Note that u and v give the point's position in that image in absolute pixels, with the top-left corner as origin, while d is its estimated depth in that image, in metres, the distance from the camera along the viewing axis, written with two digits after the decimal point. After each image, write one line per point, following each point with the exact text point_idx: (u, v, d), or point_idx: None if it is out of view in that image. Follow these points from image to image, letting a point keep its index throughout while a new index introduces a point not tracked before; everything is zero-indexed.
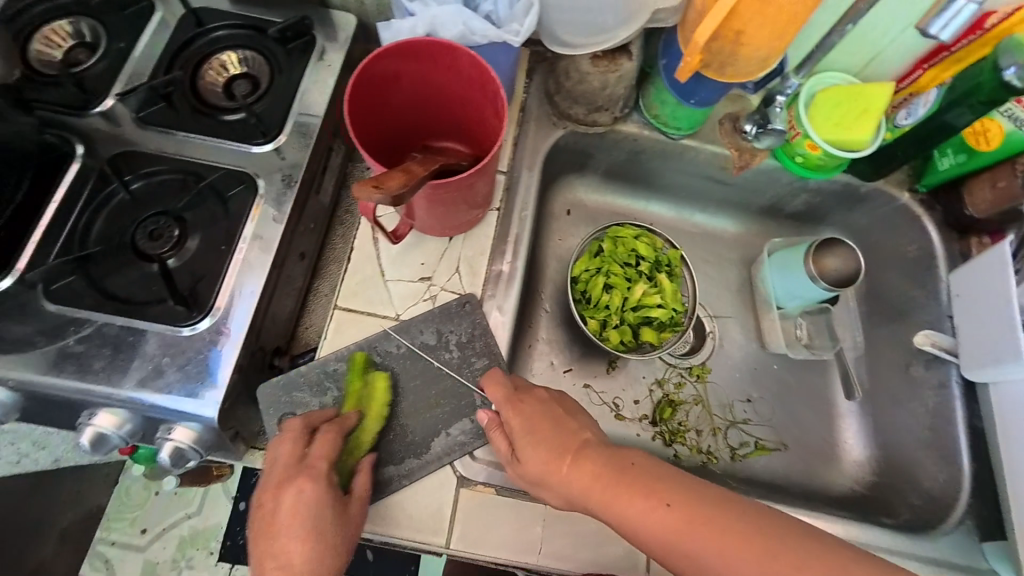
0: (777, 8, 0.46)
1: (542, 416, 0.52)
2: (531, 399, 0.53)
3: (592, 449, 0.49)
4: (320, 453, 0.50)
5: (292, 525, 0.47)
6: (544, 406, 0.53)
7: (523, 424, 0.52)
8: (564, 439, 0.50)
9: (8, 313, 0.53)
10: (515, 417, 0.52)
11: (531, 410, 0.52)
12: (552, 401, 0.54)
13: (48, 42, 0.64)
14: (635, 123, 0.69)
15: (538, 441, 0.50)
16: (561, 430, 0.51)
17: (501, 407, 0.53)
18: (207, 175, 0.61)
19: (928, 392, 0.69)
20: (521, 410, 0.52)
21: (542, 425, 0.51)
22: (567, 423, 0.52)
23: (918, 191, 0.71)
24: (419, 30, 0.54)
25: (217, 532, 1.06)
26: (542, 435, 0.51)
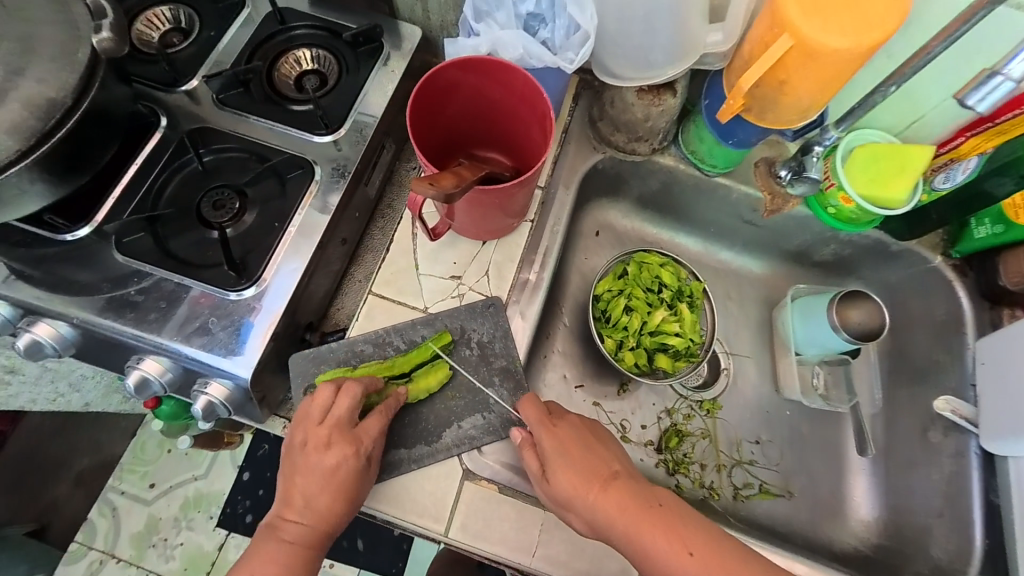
0: (821, 65, 0.48)
1: (577, 441, 0.54)
2: (567, 423, 0.55)
3: (623, 480, 0.52)
4: (370, 426, 0.54)
5: (325, 483, 0.52)
6: (579, 430, 0.55)
7: (559, 446, 0.53)
8: (597, 466, 0.53)
9: (83, 259, 0.60)
10: (550, 438, 0.54)
11: (568, 432, 0.54)
12: (587, 427, 0.56)
13: (149, 25, 0.72)
14: (672, 156, 0.72)
15: (571, 465, 0.52)
16: (595, 456, 0.54)
17: (536, 429, 0.55)
18: (271, 157, 0.66)
19: (944, 459, 0.67)
20: (558, 431, 0.54)
21: (577, 449, 0.54)
22: (600, 451, 0.55)
23: (951, 256, 0.70)
24: (482, 49, 0.58)
25: (218, 498, 1.20)
26: (576, 459, 0.53)
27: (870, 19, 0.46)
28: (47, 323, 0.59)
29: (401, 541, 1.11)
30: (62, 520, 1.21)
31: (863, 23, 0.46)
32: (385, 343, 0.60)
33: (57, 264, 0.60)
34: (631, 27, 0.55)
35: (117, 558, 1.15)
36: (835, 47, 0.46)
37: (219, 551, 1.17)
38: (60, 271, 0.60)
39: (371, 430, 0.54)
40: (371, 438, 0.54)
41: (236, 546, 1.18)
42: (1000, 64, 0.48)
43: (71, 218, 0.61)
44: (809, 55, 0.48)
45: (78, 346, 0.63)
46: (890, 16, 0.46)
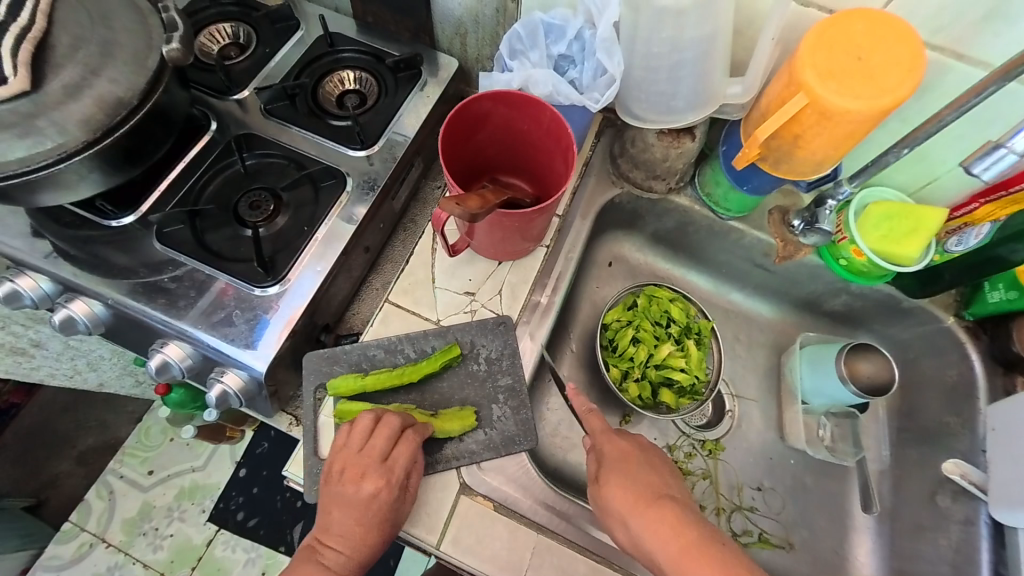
0: (834, 124, 0.51)
1: (642, 458, 0.58)
2: (627, 437, 0.60)
3: (677, 505, 0.53)
4: (403, 457, 0.54)
5: (361, 514, 0.53)
6: (641, 449, 0.59)
7: (615, 455, 0.58)
8: (650, 484, 0.55)
9: (125, 244, 0.64)
10: (613, 446, 0.58)
11: (629, 447, 0.58)
12: (652, 447, 0.60)
13: (211, 39, 0.79)
14: (688, 196, 0.74)
15: (624, 479, 0.55)
16: (650, 476, 0.56)
17: (598, 436, 0.60)
18: (308, 166, 0.70)
19: (952, 526, 0.64)
20: (622, 441, 0.59)
21: (634, 462, 0.57)
22: (656, 470, 0.57)
23: (964, 318, 0.70)
24: (514, 83, 0.62)
25: (214, 491, 1.20)
26: (632, 472, 0.56)
27: (884, 84, 0.48)
28: (83, 301, 0.63)
29: (388, 557, 1.09)
30: (59, 496, 1.27)
31: (877, 88, 0.48)
32: (395, 350, 0.62)
33: (99, 247, 0.64)
34: (656, 76, 0.58)
35: (107, 543, 1.15)
36: (848, 108, 0.49)
37: (207, 547, 1.16)
38: (102, 253, 0.64)
39: (405, 460, 0.54)
40: (405, 470, 0.54)
41: (224, 543, 1.17)
42: (1005, 137, 0.48)
43: (118, 205, 0.65)
44: (823, 114, 0.51)
45: (108, 325, 0.66)
46: (904, 82, 0.48)
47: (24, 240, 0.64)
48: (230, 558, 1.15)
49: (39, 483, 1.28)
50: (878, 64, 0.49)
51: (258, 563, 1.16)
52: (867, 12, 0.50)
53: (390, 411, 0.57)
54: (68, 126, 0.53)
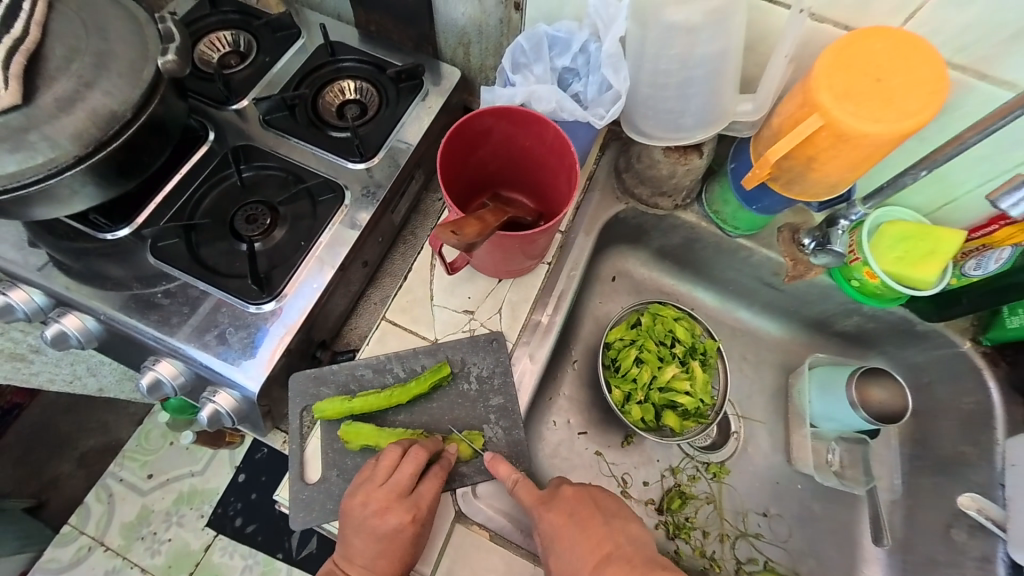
0: (851, 147, 0.49)
1: (577, 517, 0.53)
2: (563, 500, 0.54)
3: (621, 562, 0.51)
4: (429, 491, 0.53)
5: (385, 547, 0.51)
6: (575, 506, 0.54)
7: (552, 529, 0.52)
8: (593, 550, 0.52)
9: (120, 256, 0.63)
10: (547, 518, 0.53)
11: (563, 513, 0.53)
12: (586, 502, 0.55)
13: (211, 47, 0.78)
14: (694, 213, 0.72)
15: (570, 554, 0.51)
16: (593, 542, 0.52)
17: (535, 510, 0.53)
18: (306, 178, 0.69)
19: (968, 562, 0.62)
20: (554, 509, 0.53)
21: (572, 529, 0.52)
22: (599, 529, 0.53)
23: (982, 344, 0.67)
24: (517, 99, 0.60)
25: (212, 497, 1.19)
26: (569, 543, 0.51)
27: (906, 107, 0.46)
28: (76, 314, 0.62)
29: None
30: (59, 498, 1.27)
31: (897, 111, 0.46)
32: (385, 369, 0.60)
33: (93, 259, 0.63)
34: (664, 93, 0.57)
35: (106, 547, 1.14)
36: (867, 132, 0.47)
37: (204, 552, 1.15)
38: (96, 266, 0.63)
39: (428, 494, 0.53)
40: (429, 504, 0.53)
41: (221, 549, 1.15)
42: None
43: (113, 218, 0.64)
44: (839, 136, 0.48)
45: (101, 339, 0.65)
46: (926, 106, 0.46)
47: (19, 251, 0.63)
48: (227, 565, 1.14)
49: (39, 484, 1.28)
50: (899, 85, 0.47)
51: (255, 570, 1.14)
52: (886, 31, 0.48)
53: (418, 441, 0.56)
54: (59, 140, 0.52)
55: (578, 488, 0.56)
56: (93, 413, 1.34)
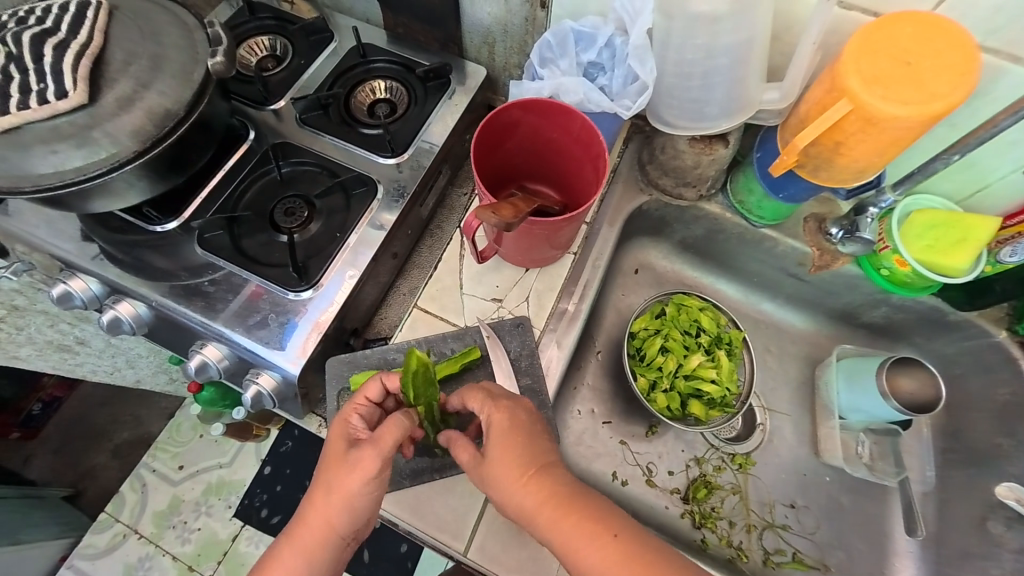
0: (879, 131, 0.49)
1: (507, 432, 0.50)
2: (507, 409, 0.52)
3: (552, 477, 0.48)
4: (362, 400, 0.55)
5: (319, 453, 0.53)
6: (519, 417, 0.52)
7: (495, 432, 0.50)
8: (512, 466, 0.48)
9: (167, 248, 0.67)
10: (491, 422, 0.51)
11: (506, 420, 0.51)
12: (517, 419, 0.51)
13: (250, 52, 0.82)
14: (718, 204, 0.73)
15: (505, 458, 0.49)
16: (517, 460, 0.49)
17: (482, 412, 0.52)
18: (340, 173, 0.72)
19: (1006, 555, 0.60)
20: (499, 414, 0.51)
21: (509, 442, 0.50)
22: (536, 442, 0.51)
23: (1016, 334, 0.65)
24: (545, 92, 0.63)
25: (240, 487, 1.23)
26: (510, 454, 0.49)
27: (935, 89, 0.47)
28: (128, 302, 0.66)
29: (406, 560, 1.07)
30: (96, 487, 1.33)
31: (926, 94, 0.47)
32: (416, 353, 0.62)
33: (143, 251, 0.67)
34: (690, 83, 0.58)
35: (140, 534, 1.18)
36: (895, 115, 0.47)
37: (233, 541, 1.19)
38: (145, 257, 0.67)
39: (360, 397, 0.55)
40: (361, 412, 0.54)
41: (248, 539, 1.19)
42: None
43: (163, 211, 0.68)
44: (867, 120, 0.49)
45: (150, 326, 0.69)
46: (956, 87, 0.46)
47: (74, 245, 0.67)
48: (254, 554, 1.18)
49: (77, 473, 1.34)
50: (928, 69, 0.47)
51: None
52: (914, 16, 0.48)
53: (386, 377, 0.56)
54: (119, 137, 0.55)
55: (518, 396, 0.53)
56: (129, 405, 1.39)
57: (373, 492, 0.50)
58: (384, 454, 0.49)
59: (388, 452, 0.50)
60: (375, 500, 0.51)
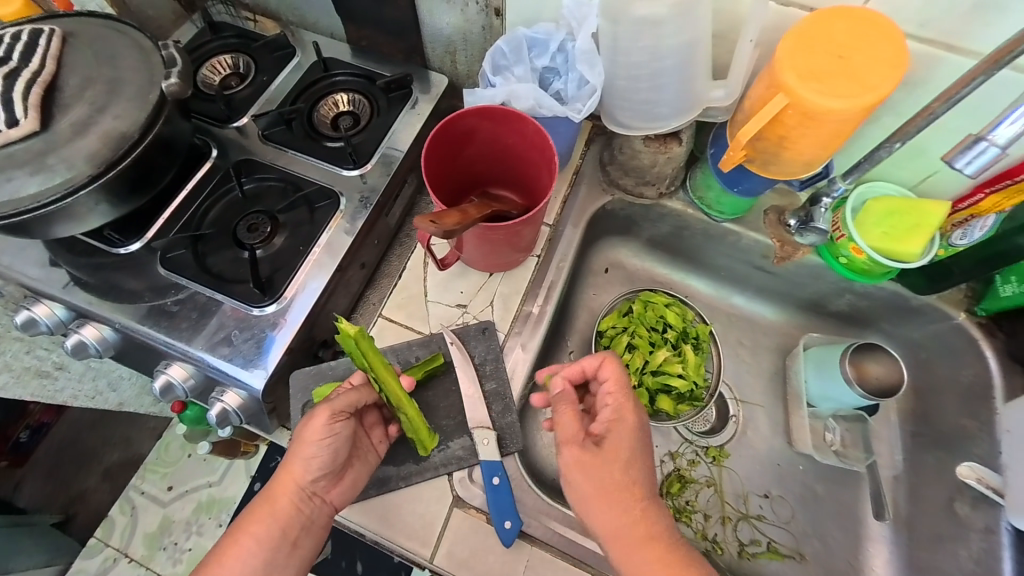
0: (818, 124, 0.51)
1: (626, 444, 0.53)
2: (634, 420, 0.54)
3: (649, 505, 0.51)
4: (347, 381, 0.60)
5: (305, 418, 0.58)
6: (642, 431, 0.54)
7: (617, 433, 0.53)
8: (631, 484, 0.51)
9: (132, 269, 0.67)
10: (617, 423, 0.54)
11: (626, 428, 0.53)
12: (646, 441, 0.54)
13: (214, 71, 0.83)
14: (680, 201, 0.74)
15: (618, 467, 0.51)
16: (639, 478, 0.51)
17: (615, 401, 0.55)
18: (303, 187, 0.72)
19: (972, 535, 0.61)
20: (617, 420, 0.54)
21: (636, 459, 0.52)
22: (647, 468, 0.53)
23: (977, 314, 0.67)
24: (498, 99, 0.63)
25: (230, 505, 1.22)
26: (626, 469, 0.51)
27: (867, 81, 0.48)
28: (94, 325, 0.66)
29: (398, 570, 1.06)
30: (86, 511, 1.32)
31: (858, 86, 0.48)
32: None
33: (109, 273, 0.67)
34: (638, 84, 0.59)
35: (130, 557, 1.18)
36: (830, 107, 0.48)
37: None
38: (112, 278, 0.67)
39: (346, 382, 0.61)
40: (343, 390, 0.59)
41: None
42: (987, 128, 0.42)
43: (126, 233, 0.68)
44: (805, 114, 0.50)
45: (118, 348, 0.69)
46: (887, 78, 0.47)
47: (41, 270, 0.68)
48: None
49: (67, 498, 1.33)
50: (860, 61, 0.48)
51: None
52: (845, 10, 0.50)
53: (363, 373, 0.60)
54: (75, 161, 0.56)
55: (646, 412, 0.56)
56: (117, 427, 1.39)
57: (326, 441, 0.53)
58: (336, 406, 0.54)
59: (341, 405, 0.55)
60: (331, 451, 0.53)
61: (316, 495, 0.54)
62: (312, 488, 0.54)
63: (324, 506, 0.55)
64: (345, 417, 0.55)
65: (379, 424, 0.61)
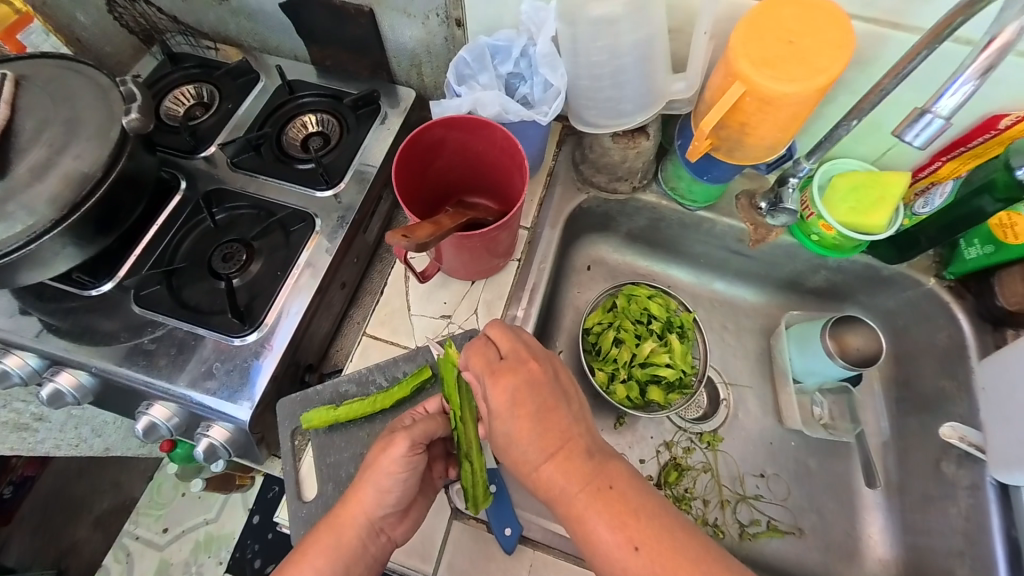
0: (775, 109, 0.52)
1: (518, 406, 0.46)
2: (518, 376, 0.47)
3: (575, 456, 0.45)
4: (420, 409, 0.59)
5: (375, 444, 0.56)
6: (533, 383, 0.47)
7: (503, 402, 0.47)
8: (550, 445, 0.45)
9: (106, 310, 0.66)
10: (498, 389, 0.47)
11: (518, 388, 0.47)
12: (545, 384, 0.47)
13: (177, 102, 0.82)
14: (654, 193, 0.75)
15: (523, 434, 0.45)
16: (549, 430, 0.45)
17: (482, 376, 0.49)
18: (276, 211, 0.72)
19: (960, 492, 0.63)
20: (501, 386, 0.47)
21: (543, 415, 0.46)
22: (557, 417, 0.46)
23: (946, 278, 0.69)
24: (464, 108, 0.63)
25: (229, 541, 1.18)
26: (526, 434, 0.45)
27: (817, 64, 0.49)
28: (69, 372, 0.64)
29: None
30: (79, 563, 1.27)
31: (809, 69, 0.49)
32: (368, 381, 0.62)
33: (82, 316, 0.66)
34: (600, 83, 0.60)
35: None
36: (784, 93, 0.50)
37: None
38: (84, 321, 0.65)
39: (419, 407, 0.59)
40: (416, 416, 0.58)
41: None
42: (929, 100, 0.44)
43: (96, 274, 0.67)
44: (762, 100, 0.52)
45: (96, 393, 0.67)
46: (836, 60, 0.49)
47: (10, 319, 0.66)
48: None
49: (58, 552, 1.28)
50: (809, 46, 0.50)
51: None
52: None
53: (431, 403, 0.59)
54: (36, 206, 0.54)
55: (534, 357, 0.49)
56: (106, 472, 1.34)
57: (402, 475, 0.51)
58: (415, 437, 0.52)
59: (419, 435, 0.53)
60: (405, 484, 0.51)
61: (382, 532, 0.52)
62: (380, 523, 0.52)
63: (387, 543, 0.53)
64: (423, 449, 0.53)
65: (441, 459, 0.59)
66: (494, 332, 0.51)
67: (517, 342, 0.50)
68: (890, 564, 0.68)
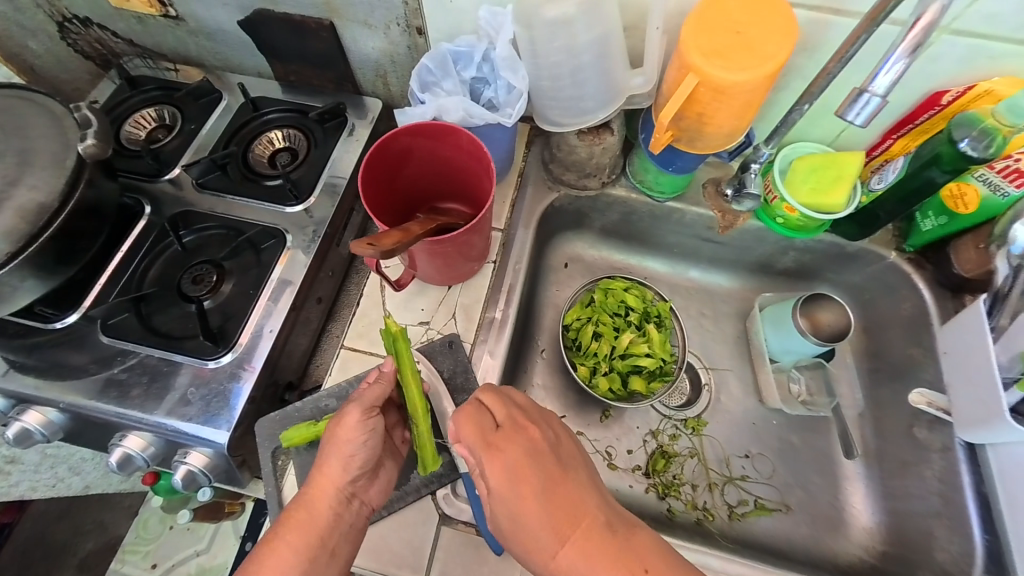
0: (729, 97, 0.54)
1: (522, 484, 0.48)
2: (518, 452, 0.49)
3: (593, 533, 0.46)
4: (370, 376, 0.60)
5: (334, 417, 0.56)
6: (535, 458, 0.49)
7: (507, 482, 0.48)
8: (564, 524, 0.46)
9: (73, 343, 0.64)
10: (498, 469, 0.48)
11: (520, 465, 0.48)
12: (547, 457, 0.49)
13: (138, 126, 0.80)
14: (623, 187, 0.76)
15: (533, 515, 0.47)
16: (558, 503, 0.47)
17: (479, 455, 0.50)
18: (245, 230, 0.71)
19: (933, 456, 0.65)
20: (499, 463, 0.48)
21: (550, 491, 0.47)
22: (566, 492, 0.48)
23: (906, 251, 0.71)
24: (428, 115, 0.63)
25: (222, 572, 1.15)
26: (535, 514, 0.47)
27: (764, 51, 0.51)
28: (37, 410, 0.62)
29: None
30: None
31: (757, 57, 0.51)
32: (348, 395, 0.62)
33: (48, 351, 0.64)
34: (560, 83, 0.61)
35: None
36: (736, 81, 0.51)
37: None
38: (52, 356, 0.63)
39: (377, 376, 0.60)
40: (363, 386, 0.57)
41: None
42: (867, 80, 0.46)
43: (60, 306, 0.65)
44: (716, 90, 0.53)
45: (67, 429, 0.65)
46: (781, 47, 0.51)
47: None
48: None
49: None
50: (755, 35, 0.52)
51: None
52: None
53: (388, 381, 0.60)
54: None
55: (531, 429, 0.51)
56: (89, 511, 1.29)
57: (363, 439, 0.52)
58: (367, 402, 0.54)
59: (370, 400, 0.54)
60: (368, 447, 0.53)
61: (354, 498, 0.53)
62: (351, 489, 0.53)
63: (362, 509, 0.53)
64: (379, 412, 0.54)
65: (399, 425, 0.61)
66: (487, 396, 0.53)
67: (511, 412, 0.52)
68: (875, 532, 0.69)
